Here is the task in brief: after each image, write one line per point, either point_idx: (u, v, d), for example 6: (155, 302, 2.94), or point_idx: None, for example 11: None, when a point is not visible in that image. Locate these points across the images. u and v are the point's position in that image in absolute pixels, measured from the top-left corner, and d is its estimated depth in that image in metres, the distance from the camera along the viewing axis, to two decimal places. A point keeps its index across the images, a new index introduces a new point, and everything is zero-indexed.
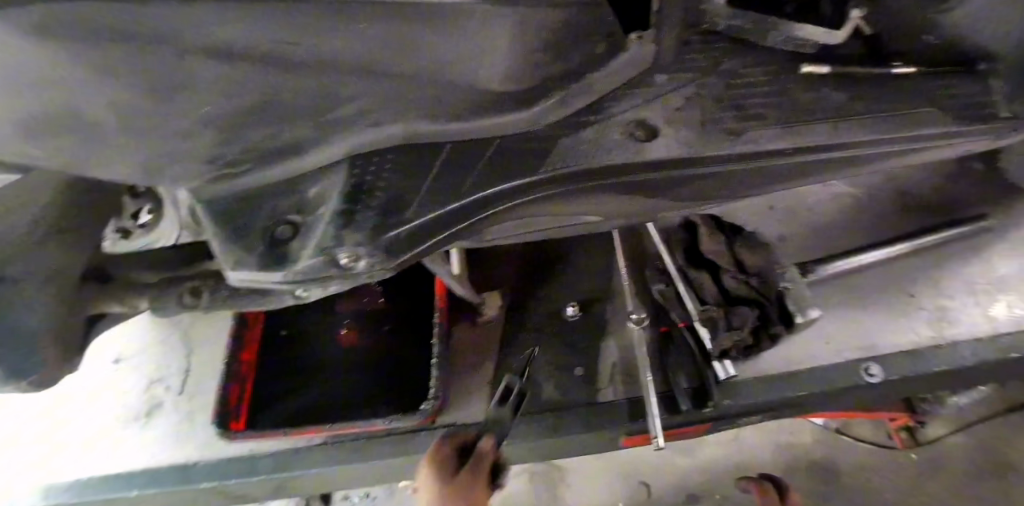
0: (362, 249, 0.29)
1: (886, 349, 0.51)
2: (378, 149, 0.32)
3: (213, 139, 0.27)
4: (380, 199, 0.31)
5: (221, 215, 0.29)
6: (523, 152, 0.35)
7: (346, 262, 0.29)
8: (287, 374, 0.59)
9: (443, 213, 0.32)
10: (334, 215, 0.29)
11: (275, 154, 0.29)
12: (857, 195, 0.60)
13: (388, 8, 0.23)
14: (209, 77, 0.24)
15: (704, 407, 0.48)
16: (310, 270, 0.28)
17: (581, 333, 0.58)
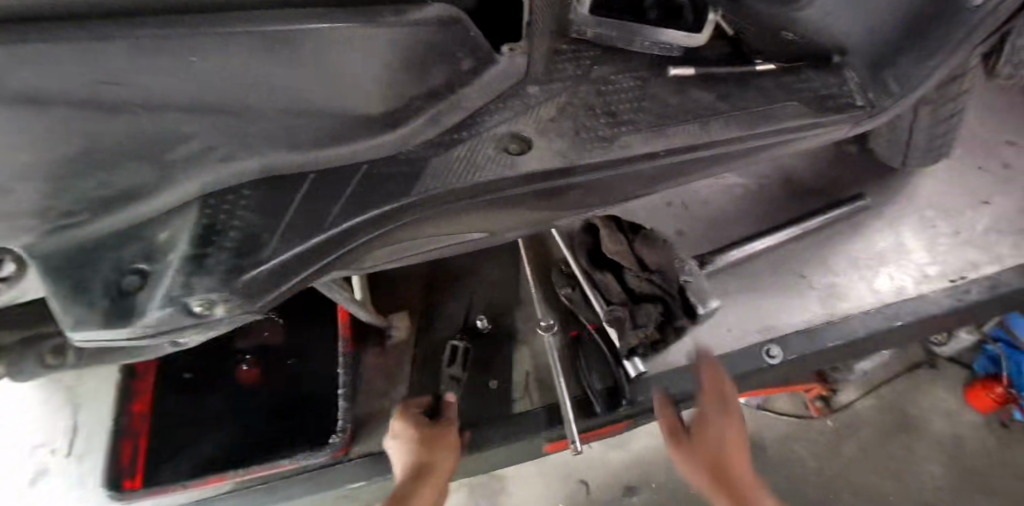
0: (215, 295, 0.28)
1: (787, 328, 0.58)
2: (232, 186, 0.31)
3: (37, 191, 0.27)
4: (235, 239, 0.29)
5: (57, 269, 0.29)
6: (392, 176, 0.33)
7: (200, 311, 0.28)
8: (204, 412, 0.58)
9: (306, 248, 0.30)
10: (183, 260, 0.28)
11: (109, 201, 0.29)
12: (749, 186, 0.66)
13: (224, 36, 0.24)
14: (9, 125, 0.23)
15: (616, 406, 0.54)
16: (159, 322, 0.27)
17: (496, 341, 0.61)
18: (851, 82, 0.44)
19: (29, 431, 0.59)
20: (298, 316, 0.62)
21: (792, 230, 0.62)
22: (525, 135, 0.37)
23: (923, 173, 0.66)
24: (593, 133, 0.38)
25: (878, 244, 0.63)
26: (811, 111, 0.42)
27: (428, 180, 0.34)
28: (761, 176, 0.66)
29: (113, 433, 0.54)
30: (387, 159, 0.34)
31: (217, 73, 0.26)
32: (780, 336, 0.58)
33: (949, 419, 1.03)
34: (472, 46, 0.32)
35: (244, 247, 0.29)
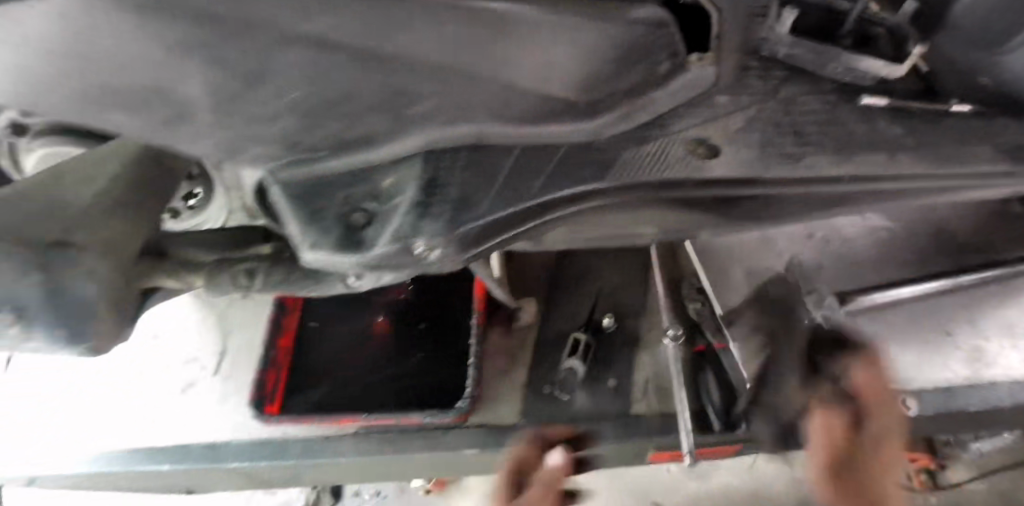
0: (438, 241, 0.30)
1: (920, 382, 0.56)
2: (450, 146, 0.34)
3: (297, 125, 0.30)
4: (454, 193, 0.32)
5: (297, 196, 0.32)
6: (586, 161, 0.35)
7: (420, 252, 0.30)
8: (340, 356, 0.64)
9: (514, 211, 0.33)
10: (411, 206, 0.31)
11: (349, 143, 0.32)
12: (894, 229, 0.63)
13: (480, 16, 0.26)
14: (284, 63, 0.26)
15: (736, 427, 0.55)
16: (386, 256, 0.30)
17: (616, 342, 0.62)
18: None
19: (188, 347, 0.68)
20: (431, 284, 0.69)
21: (941, 282, 0.58)
22: (714, 143, 0.37)
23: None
24: (778, 150, 0.38)
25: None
26: (1017, 161, 0.39)
27: (619, 171, 0.35)
28: (910, 221, 0.64)
29: (261, 363, 0.60)
30: (583, 145, 0.36)
31: (461, 44, 0.27)
32: (914, 390, 0.56)
33: None
34: (679, 47, 0.33)
35: (463, 203, 0.32)
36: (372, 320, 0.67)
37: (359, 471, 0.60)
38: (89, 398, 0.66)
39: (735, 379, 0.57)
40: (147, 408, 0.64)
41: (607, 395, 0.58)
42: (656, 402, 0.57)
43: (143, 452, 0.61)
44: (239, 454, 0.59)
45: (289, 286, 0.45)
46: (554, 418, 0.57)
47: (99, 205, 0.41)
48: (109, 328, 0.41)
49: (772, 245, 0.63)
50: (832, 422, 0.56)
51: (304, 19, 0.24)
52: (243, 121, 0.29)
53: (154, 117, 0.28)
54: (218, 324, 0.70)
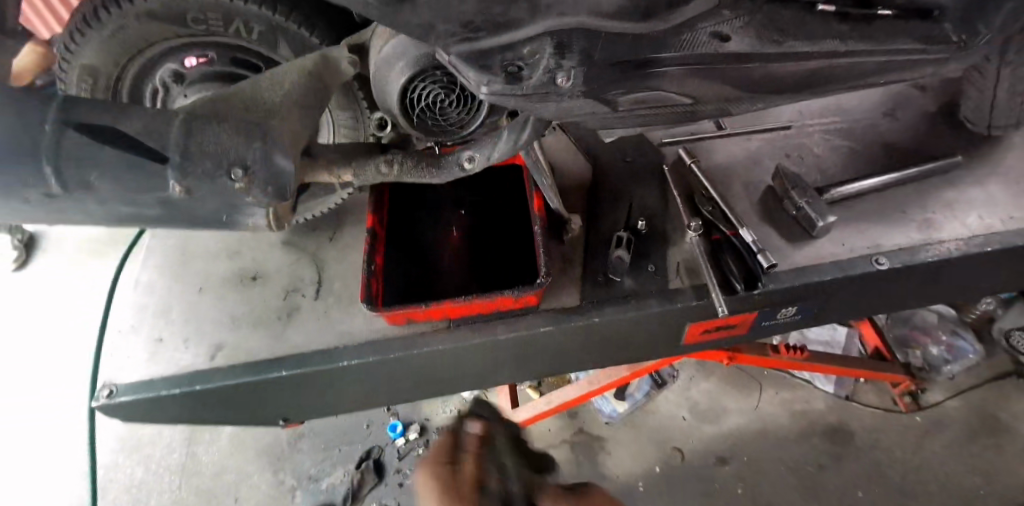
0: (573, 71, 0.49)
1: (890, 245, 0.72)
2: (562, 29, 0.46)
3: (473, 8, 0.42)
4: (579, 50, 0.48)
5: (473, 56, 0.46)
6: (649, 41, 0.51)
7: (561, 81, 0.49)
8: (419, 267, 0.74)
9: (609, 66, 0.51)
10: (553, 54, 0.47)
11: (502, 24, 0.44)
12: (851, 146, 0.82)
13: None
14: None
15: (756, 287, 0.68)
16: (542, 83, 0.49)
17: (655, 240, 0.75)
18: (948, 30, 0.62)
19: (287, 280, 0.79)
20: (488, 208, 0.80)
21: (892, 175, 0.77)
22: (727, 35, 0.54)
23: (1011, 144, 0.81)
24: (770, 37, 0.56)
25: (968, 191, 0.77)
26: (927, 44, 0.61)
27: (671, 48, 0.53)
28: (864, 139, 0.83)
29: (364, 271, 0.67)
30: (642, 36, 0.50)
31: None
32: (887, 251, 0.71)
33: None
34: None
35: (585, 57, 0.49)
36: (447, 236, 0.77)
37: (451, 362, 0.70)
38: (203, 329, 0.76)
39: (747, 254, 0.70)
40: (258, 331, 0.74)
41: (651, 276, 0.72)
42: (690, 277, 0.71)
43: (258, 365, 0.69)
44: (352, 355, 0.68)
45: (417, 173, 0.60)
46: (613, 297, 0.70)
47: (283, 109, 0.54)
48: (284, 204, 0.55)
49: (762, 163, 0.82)
50: (830, 281, 0.70)
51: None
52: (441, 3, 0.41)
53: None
54: (312, 262, 0.80)
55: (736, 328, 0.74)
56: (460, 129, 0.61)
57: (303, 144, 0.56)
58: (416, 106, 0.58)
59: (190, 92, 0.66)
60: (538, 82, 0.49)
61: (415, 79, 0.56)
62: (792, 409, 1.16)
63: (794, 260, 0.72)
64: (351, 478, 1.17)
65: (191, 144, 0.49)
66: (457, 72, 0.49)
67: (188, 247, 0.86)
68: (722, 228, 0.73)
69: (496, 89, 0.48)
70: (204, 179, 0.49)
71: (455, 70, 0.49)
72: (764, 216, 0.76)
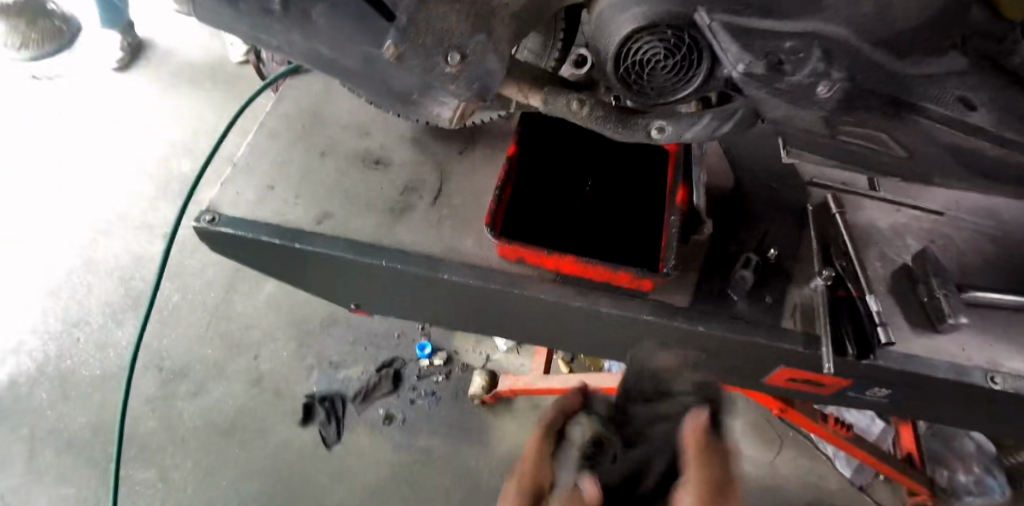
0: (831, 85, 0.47)
1: (1009, 367, 0.69)
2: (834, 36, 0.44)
3: None
4: (847, 65, 0.46)
5: (738, 33, 0.46)
6: (900, 81, 0.48)
7: (822, 90, 0.47)
8: (541, 209, 0.73)
9: (856, 92, 0.48)
10: (821, 59, 0.46)
11: None
12: (1001, 254, 0.78)
13: None
14: None
15: (864, 358, 0.66)
16: (799, 85, 0.47)
17: (779, 273, 0.72)
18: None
19: (406, 178, 0.79)
20: (623, 177, 0.78)
21: None
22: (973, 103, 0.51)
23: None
24: None
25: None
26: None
27: (914, 94, 0.49)
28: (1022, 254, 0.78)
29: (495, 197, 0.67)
30: (907, 78, 0.48)
31: None
32: (1005, 371, 0.68)
33: None
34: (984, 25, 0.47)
35: (849, 76, 0.47)
36: (579, 190, 0.76)
37: (541, 312, 0.70)
38: (316, 194, 0.76)
39: (868, 322, 0.68)
40: (367, 214, 0.74)
41: (768, 309, 0.68)
42: (804, 321, 0.68)
43: (362, 247, 0.70)
44: (454, 272, 0.68)
45: (603, 125, 0.58)
46: (721, 312, 0.68)
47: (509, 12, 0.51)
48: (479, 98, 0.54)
49: (906, 237, 0.78)
50: (937, 379, 0.67)
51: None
52: None
53: None
54: (435, 168, 0.80)
55: (821, 387, 0.73)
56: (660, 96, 0.55)
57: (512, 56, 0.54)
58: (633, 61, 0.52)
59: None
60: (797, 81, 0.47)
61: (643, 32, 0.49)
62: (803, 478, 1.15)
63: (908, 345, 0.69)
64: (371, 378, 1.24)
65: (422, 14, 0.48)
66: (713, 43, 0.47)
67: (320, 111, 0.86)
68: (851, 288, 0.70)
69: (749, 72, 0.47)
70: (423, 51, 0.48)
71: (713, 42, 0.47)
72: (893, 291, 0.73)
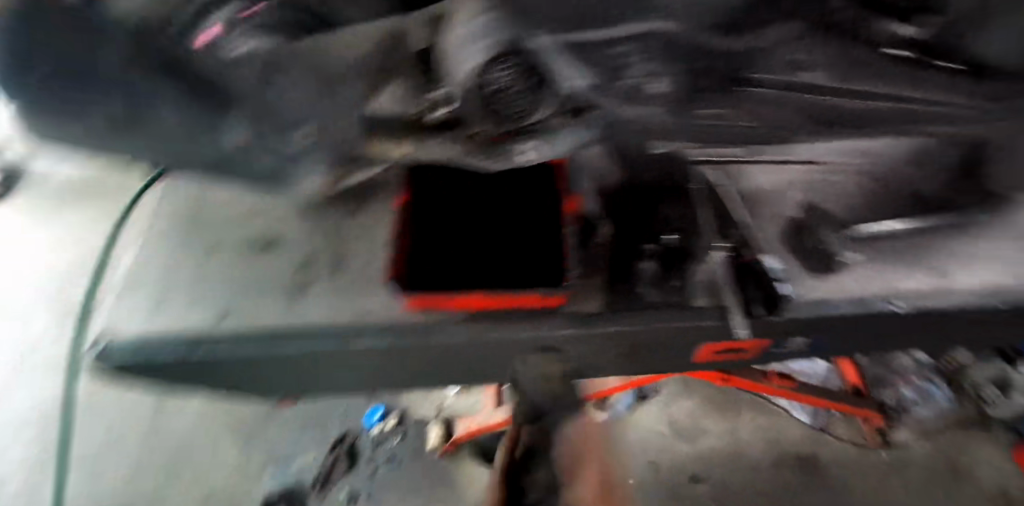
0: (659, 80, 0.49)
1: (904, 287, 0.74)
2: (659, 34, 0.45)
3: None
4: (671, 59, 0.48)
5: (567, 51, 0.46)
6: (733, 58, 0.50)
7: (649, 87, 0.50)
8: (439, 249, 0.71)
9: (688, 81, 0.51)
10: (645, 58, 0.47)
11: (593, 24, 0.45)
12: (878, 184, 0.83)
13: None
14: None
15: (774, 312, 0.69)
16: (630, 87, 0.50)
17: (682, 254, 0.74)
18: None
19: (302, 252, 0.76)
20: (515, 195, 0.77)
21: (914, 221, 0.78)
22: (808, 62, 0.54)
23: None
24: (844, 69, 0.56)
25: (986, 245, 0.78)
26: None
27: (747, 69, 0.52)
28: (892, 182, 0.84)
29: None
30: (739, 54, 0.50)
31: None
32: (902, 293, 0.73)
33: (1002, 474, 1.18)
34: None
35: (675, 69, 0.49)
36: (473, 219, 0.75)
37: (464, 354, 0.69)
38: (211, 292, 0.72)
39: (768, 278, 0.71)
40: (268, 301, 0.71)
41: (675, 291, 0.71)
42: (712, 296, 0.71)
43: (271, 337, 0.66)
44: (368, 337, 0.66)
45: (473, 156, 0.58)
46: (634, 307, 0.70)
47: None
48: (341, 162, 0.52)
49: (787, 191, 0.82)
50: (845, 316, 0.71)
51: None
52: None
53: None
54: (329, 236, 0.78)
55: (747, 353, 0.75)
56: (518, 122, 0.53)
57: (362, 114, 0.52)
58: (487, 94, 0.50)
59: (252, 33, 0.50)
60: (628, 85, 0.50)
61: (494, 64, 0.47)
62: (765, 437, 1.19)
63: (812, 291, 0.72)
64: (324, 460, 1.21)
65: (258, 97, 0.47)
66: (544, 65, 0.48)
67: (200, 205, 0.82)
68: (747, 253, 0.74)
69: (584, 85, 0.49)
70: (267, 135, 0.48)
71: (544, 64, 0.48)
72: (789, 245, 0.76)
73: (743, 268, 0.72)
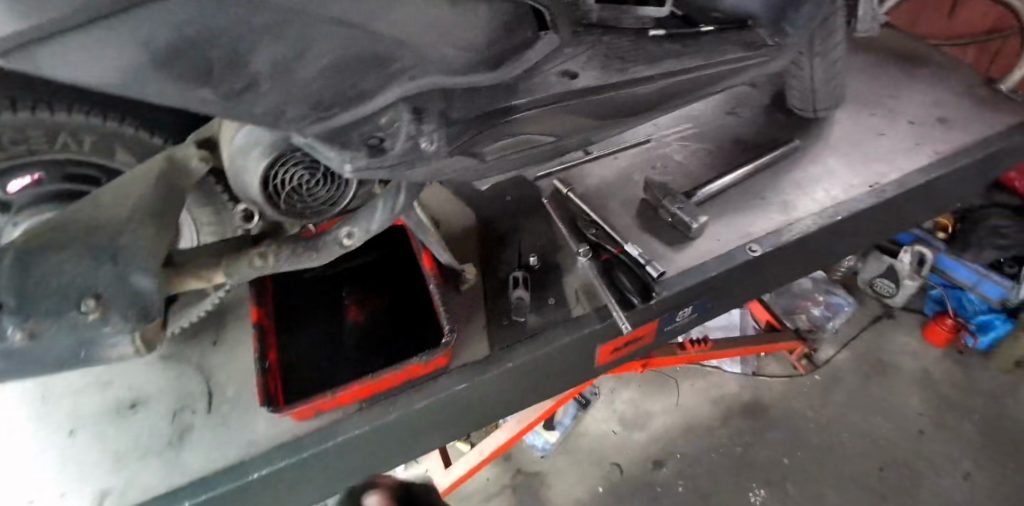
0: (433, 139, 0.50)
1: (758, 231, 0.78)
2: (412, 93, 0.49)
3: (317, 87, 0.44)
4: (434, 113, 0.51)
5: (330, 136, 0.46)
6: (496, 91, 0.54)
7: (425, 145, 0.49)
8: (317, 351, 0.70)
9: (459, 126, 0.53)
10: (407, 121, 0.49)
11: (350, 101, 0.46)
12: (708, 147, 0.90)
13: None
14: (328, 36, 0.41)
15: (650, 298, 0.71)
16: (406, 151, 0.49)
17: (551, 272, 0.76)
18: (764, 36, 0.70)
19: (174, 399, 0.72)
20: (379, 273, 0.79)
21: (746, 169, 0.84)
22: (574, 71, 0.59)
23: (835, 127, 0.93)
24: (612, 67, 0.60)
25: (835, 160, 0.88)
26: (749, 51, 0.69)
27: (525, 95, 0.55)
28: (718, 140, 0.91)
29: (259, 371, 0.62)
30: (495, 86, 0.54)
31: (422, 19, 0.45)
32: (758, 238, 0.77)
33: (915, 356, 1.31)
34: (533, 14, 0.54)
35: (440, 121, 0.51)
36: (343, 312, 0.75)
37: (368, 446, 0.66)
38: (80, 477, 0.65)
39: (637, 267, 0.73)
40: (147, 463, 0.65)
41: (554, 309, 0.72)
42: (590, 301, 0.73)
43: (155, 499, 0.59)
44: (259, 464, 0.61)
45: (296, 259, 0.57)
46: (520, 339, 0.70)
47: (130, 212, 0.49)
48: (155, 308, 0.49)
49: (630, 176, 0.86)
50: (716, 275, 0.74)
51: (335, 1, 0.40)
52: (293, 78, 0.42)
53: (217, 82, 0.40)
54: (199, 373, 0.74)
55: (643, 339, 0.77)
56: (332, 206, 0.58)
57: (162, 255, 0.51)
58: (282, 192, 0.54)
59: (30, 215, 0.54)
60: (402, 149, 0.49)
61: (276, 165, 0.53)
62: (710, 397, 1.24)
63: (678, 264, 0.76)
64: None
65: (31, 283, 0.43)
66: (315, 156, 0.48)
67: (48, 388, 0.75)
68: (610, 248, 0.76)
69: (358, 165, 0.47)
70: (52, 319, 0.44)
71: (315, 155, 0.48)
72: (646, 228, 0.80)
73: (608, 267, 0.75)
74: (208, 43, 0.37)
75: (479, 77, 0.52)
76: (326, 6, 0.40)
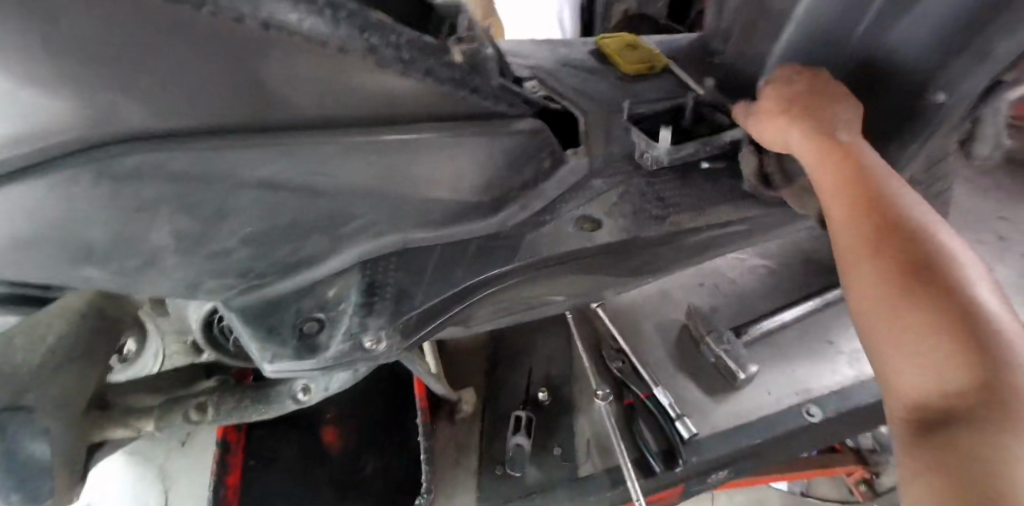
0: (383, 332, 0.37)
1: (820, 389, 0.63)
2: (372, 256, 0.40)
3: (246, 255, 0.36)
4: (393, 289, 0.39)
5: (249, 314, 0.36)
6: (491, 248, 0.43)
7: (371, 344, 0.37)
8: (284, 478, 0.63)
9: (434, 304, 0.40)
10: (356, 306, 0.38)
11: (294, 267, 0.38)
12: (769, 265, 0.74)
13: (383, 146, 0.34)
14: (250, 204, 0.33)
15: (676, 466, 0.57)
16: (341, 351, 0.36)
17: (560, 408, 0.64)
18: None
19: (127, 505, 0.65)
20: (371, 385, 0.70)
21: (811, 302, 0.69)
22: (596, 217, 0.46)
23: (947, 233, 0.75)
24: (648, 211, 0.47)
25: None
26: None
27: (527, 248, 0.43)
28: (785, 256, 0.76)
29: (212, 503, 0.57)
30: (490, 238, 0.44)
31: (385, 172, 0.36)
32: (817, 396, 0.62)
33: None
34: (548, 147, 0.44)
35: (400, 299, 0.39)
36: (320, 430, 0.67)
37: None
38: None
39: (665, 421, 0.60)
40: None
41: (558, 462, 0.60)
42: (601, 459, 0.59)
43: None
44: None
45: (242, 411, 0.48)
46: (512, 495, 0.58)
47: (44, 353, 0.43)
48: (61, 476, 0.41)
49: (670, 295, 0.72)
50: (760, 442, 0.60)
51: (262, 166, 0.32)
52: (208, 250, 0.34)
53: (106, 260, 0.32)
54: (159, 477, 0.67)
55: (664, 499, 0.63)
56: None
57: (89, 396, 0.45)
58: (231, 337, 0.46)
59: None
60: (337, 351, 0.37)
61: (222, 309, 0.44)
62: None
63: (715, 423, 0.61)
64: None
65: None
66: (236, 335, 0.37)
67: None
68: (634, 390, 0.63)
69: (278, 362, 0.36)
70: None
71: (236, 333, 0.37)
72: (679, 359, 0.66)
73: (632, 415, 0.62)
74: (86, 223, 0.30)
75: (468, 227, 0.43)
76: (247, 173, 0.31)
